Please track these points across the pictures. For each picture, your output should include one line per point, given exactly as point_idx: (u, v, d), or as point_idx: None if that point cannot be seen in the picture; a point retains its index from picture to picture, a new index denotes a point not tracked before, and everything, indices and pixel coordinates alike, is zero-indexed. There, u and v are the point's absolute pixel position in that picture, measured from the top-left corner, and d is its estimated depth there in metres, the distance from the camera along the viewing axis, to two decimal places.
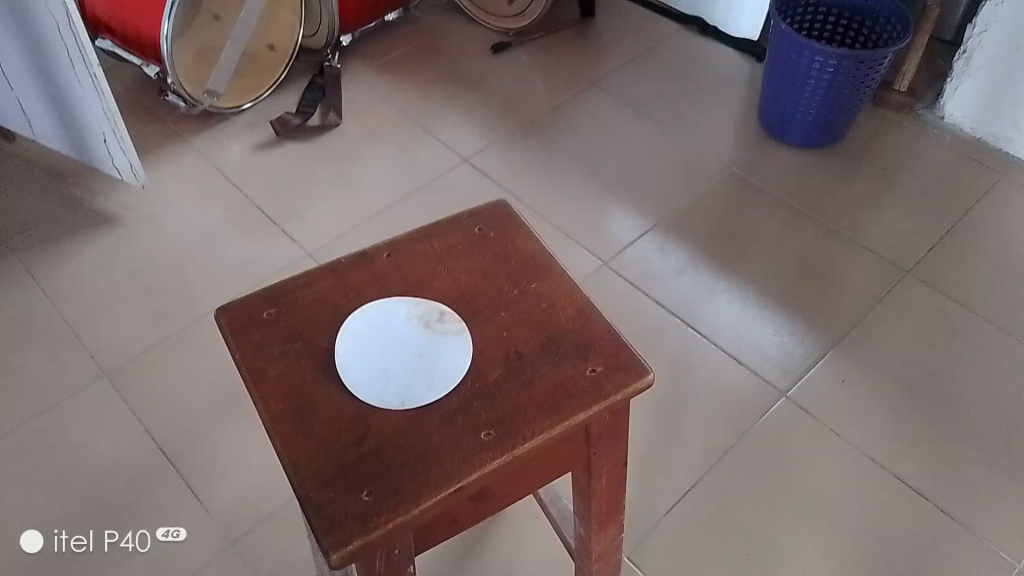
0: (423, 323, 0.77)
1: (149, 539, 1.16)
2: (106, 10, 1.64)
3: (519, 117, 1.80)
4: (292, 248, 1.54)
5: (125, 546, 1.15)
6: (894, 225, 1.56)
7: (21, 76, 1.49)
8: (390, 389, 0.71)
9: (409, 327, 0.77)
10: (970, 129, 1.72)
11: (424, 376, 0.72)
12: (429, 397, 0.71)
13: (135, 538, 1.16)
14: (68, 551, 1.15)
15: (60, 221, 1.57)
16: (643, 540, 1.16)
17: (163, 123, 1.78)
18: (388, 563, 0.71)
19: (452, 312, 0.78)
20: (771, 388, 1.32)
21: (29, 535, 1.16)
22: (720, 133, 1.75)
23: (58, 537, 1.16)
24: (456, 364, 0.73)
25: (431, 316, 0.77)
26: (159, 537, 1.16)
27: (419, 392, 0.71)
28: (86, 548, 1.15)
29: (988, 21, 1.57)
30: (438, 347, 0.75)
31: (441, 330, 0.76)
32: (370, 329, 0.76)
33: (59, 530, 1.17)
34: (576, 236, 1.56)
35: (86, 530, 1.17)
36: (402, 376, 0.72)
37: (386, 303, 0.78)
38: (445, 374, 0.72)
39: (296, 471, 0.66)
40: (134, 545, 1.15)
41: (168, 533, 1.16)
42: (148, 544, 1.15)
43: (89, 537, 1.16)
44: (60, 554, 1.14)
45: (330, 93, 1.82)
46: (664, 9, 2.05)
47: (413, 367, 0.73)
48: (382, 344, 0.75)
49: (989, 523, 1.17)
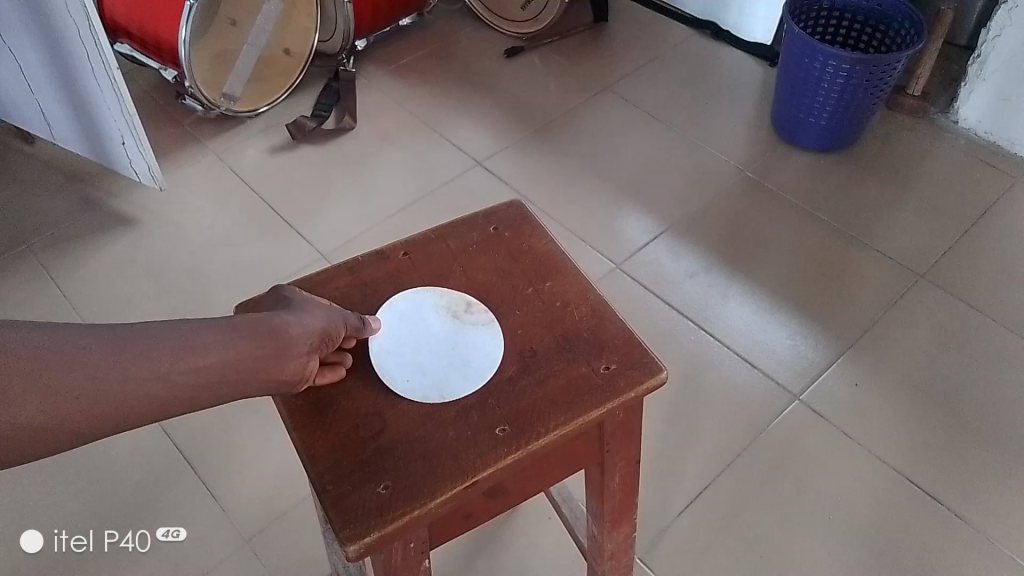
0: (451, 313, 0.78)
1: (150, 539, 1.17)
2: (124, 15, 1.66)
3: (532, 121, 1.81)
4: (308, 249, 1.55)
5: (125, 546, 1.16)
6: (909, 229, 1.56)
7: (41, 79, 1.51)
8: (426, 383, 0.72)
9: (437, 319, 0.78)
10: (984, 133, 1.71)
11: (460, 368, 0.73)
12: (468, 389, 0.72)
13: (135, 538, 1.17)
14: (68, 551, 1.15)
15: (79, 222, 1.60)
16: (656, 542, 1.16)
17: (181, 126, 1.80)
18: (403, 557, 0.72)
19: (478, 302, 0.79)
20: (784, 392, 1.32)
21: (29, 536, 1.17)
22: (732, 136, 1.76)
23: (58, 538, 1.17)
24: (489, 353, 0.74)
25: (458, 306, 0.78)
26: (159, 537, 1.17)
27: (456, 385, 0.72)
28: (87, 549, 1.15)
29: (1003, 25, 1.57)
30: (471, 338, 0.76)
31: (472, 319, 0.77)
32: (398, 324, 0.77)
33: (59, 530, 1.17)
34: (589, 239, 1.56)
35: (86, 530, 1.17)
36: (438, 370, 0.73)
37: (413, 296, 0.79)
38: (482, 366, 0.73)
39: (313, 464, 0.67)
40: (134, 546, 1.16)
41: (168, 533, 1.17)
42: (148, 544, 1.16)
43: (89, 538, 1.17)
44: (60, 554, 1.15)
45: (345, 97, 1.84)
46: (676, 14, 2.06)
47: (447, 360, 0.74)
48: (413, 338, 0.76)
49: (1005, 528, 1.16)
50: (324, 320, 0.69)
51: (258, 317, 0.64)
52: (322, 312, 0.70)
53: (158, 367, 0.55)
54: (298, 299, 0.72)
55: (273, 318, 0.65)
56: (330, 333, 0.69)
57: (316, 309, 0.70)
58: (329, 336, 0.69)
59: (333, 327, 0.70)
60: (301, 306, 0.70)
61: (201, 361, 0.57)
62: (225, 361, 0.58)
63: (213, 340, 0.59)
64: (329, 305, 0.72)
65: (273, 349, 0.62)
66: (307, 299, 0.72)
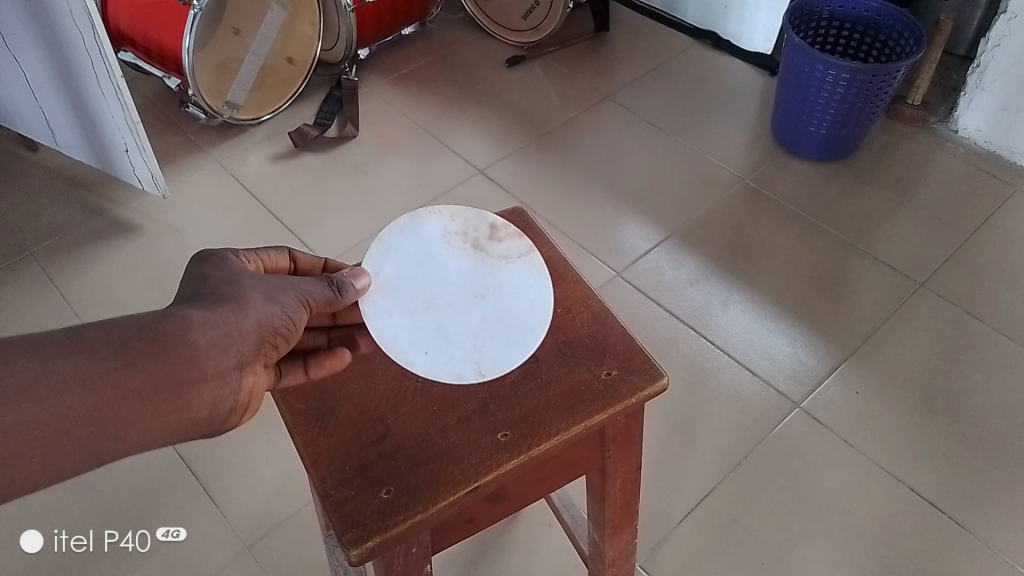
0: (469, 262, 0.77)
1: (149, 539, 1.17)
2: (128, 24, 1.68)
3: (533, 129, 1.82)
4: (310, 257, 1.55)
5: (125, 546, 1.16)
6: (909, 238, 1.56)
7: (46, 88, 1.52)
8: (461, 355, 0.73)
9: (454, 270, 0.76)
10: (984, 143, 1.72)
11: (495, 334, 0.74)
12: (517, 356, 0.74)
13: (135, 538, 1.17)
14: (68, 551, 1.16)
15: (82, 229, 1.60)
16: (657, 550, 1.16)
17: (184, 134, 1.81)
18: (406, 562, 0.72)
19: (494, 247, 0.78)
20: (785, 400, 1.32)
21: (28, 535, 1.17)
22: (733, 144, 1.76)
23: (58, 537, 1.17)
24: (523, 314, 0.76)
25: (475, 250, 0.78)
26: (159, 537, 1.18)
27: (499, 348, 0.74)
28: (86, 548, 1.16)
29: (1002, 35, 1.57)
30: (503, 284, 0.77)
31: (499, 260, 0.78)
32: (416, 270, 0.76)
33: (58, 530, 1.18)
34: (589, 246, 1.57)
35: (86, 530, 1.18)
36: (470, 336, 0.73)
37: (421, 245, 0.77)
38: (523, 322, 0.75)
39: (316, 469, 0.67)
40: (133, 545, 1.16)
41: (168, 533, 1.18)
42: (148, 544, 1.17)
43: (89, 537, 1.17)
44: (59, 554, 1.16)
45: (347, 106, 1.85)
46: (677, 23, 2.07)
47: (478, 322, 0.74)
48: (433, 288, 0.75)
49: (1006, 536, 1.16)
50: (258, 317, 0.64)
51: (176, 327, 0.59)
52: (261, 303, 0.65)
53: (20, 410, 0.52)
54: (234, 281, 0.66)
55: (197, 325, 0.60)
56: (269, 329, 0.65)
57: (253, 303, 0.65)
58: (269, 335, 0.65)
59: (275, 321, 0.65)
60: (238, 296, 0.65)
61: (81, 403, 0.54)
62: (111, 400, 0.55)
63: (97, 373, 0.55)
64: (270, 292, 0.66)
65: (186, 372, 0.59)
66: (244, 280, 0.67)
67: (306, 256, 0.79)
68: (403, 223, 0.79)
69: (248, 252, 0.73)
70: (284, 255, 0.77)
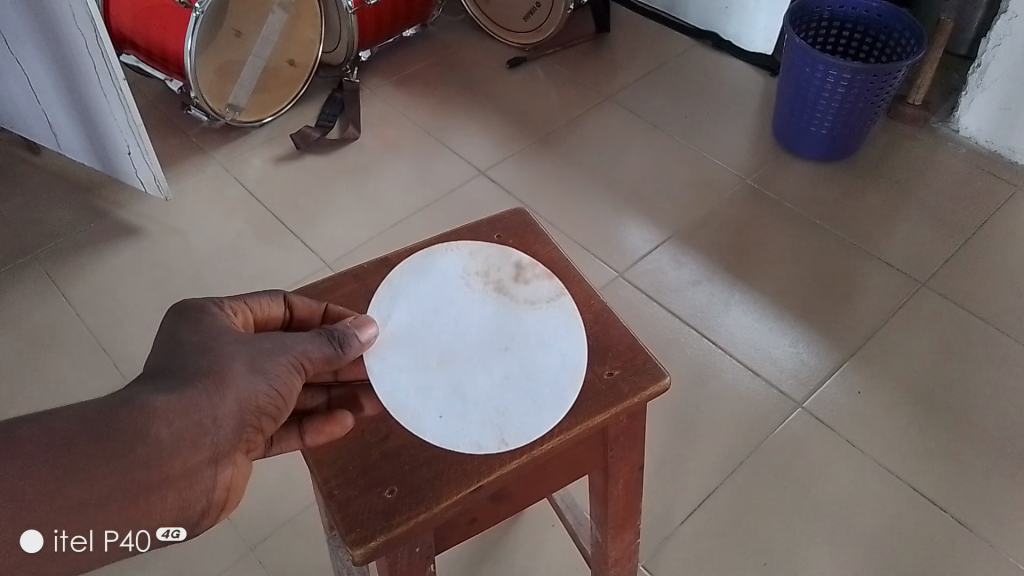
0: (492, 313, 0.77)
1: None
2: (131, 26, 1.68)
3: (535, 130, 1.82)
4: (312, 258, 1.56)
5: None
6: (911, 237, 1.56)
7: (48, 91, 1.53)
8: (483, 416, 0.70)
9: (476, 323, 0.76)
10: (986, 143, 1.72)
11: (522, 394, 0.71)
12: (546, 421, 0.70)
13: None
14: None
15: (84, 231, 1.61)
16: (658, 549, 1.17)
17: (186, 136, 1.81)
18: (409, 561, 0.72)
19: (517, 299, 0.78)
20: (786, 399, 1.33)
21: None
22: (734, 145, 1.77)
23: None
24: (553, 372, 0.73)
25: (498, 301, 0.78)
26: None
27: (527, 410, 0.70)
28: None
29: (1003, 35, 1.58)
30: (529, 332, 0.76)
31: (524, 308, 0.78)
32: (433, 322, 0.76)
33: None
34: (590, 247, 1.57)
35: None
36: (493, 396, 0.71)
37: (441, 296, 0.78)
38: (554, 378, 0.73)
39: (319, 469, 0.68)
40: None
41: None
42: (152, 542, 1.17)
43: None
44: None
45: (349, 108, 1.85)
46: (677, 24, 2.08)
47: (502, 380, 0.72)
48: (452, 342, 0.74)
49: (1007, 535, 1.16)
50: (237, 398, 0.61)
51: (141, 421, 0.56)
52: (243, 378, 0.61)
53: None
54: (217, 348, 0.62)
55: (166, 416, 0.57)
56: (251, 409, 0.61)
57: (233, 379, 0.61)
58: (250, 417, 0.61)
59: (259, 398, 0.62)
60: (217, 371, 0.61)
61: (34, 511, 0.53)
62: (66, 505, 0.54)
63: (50, 476, 0.53)
64: (254, 364, 0.62)
65: (150, 471, 0.56)
66: (229, 346, 0.63)
67: (302, 300, 0.74)
68: (418, 263, 0.82)
69: (233, 300, 0.69)
70: (278, 301, 0.73)
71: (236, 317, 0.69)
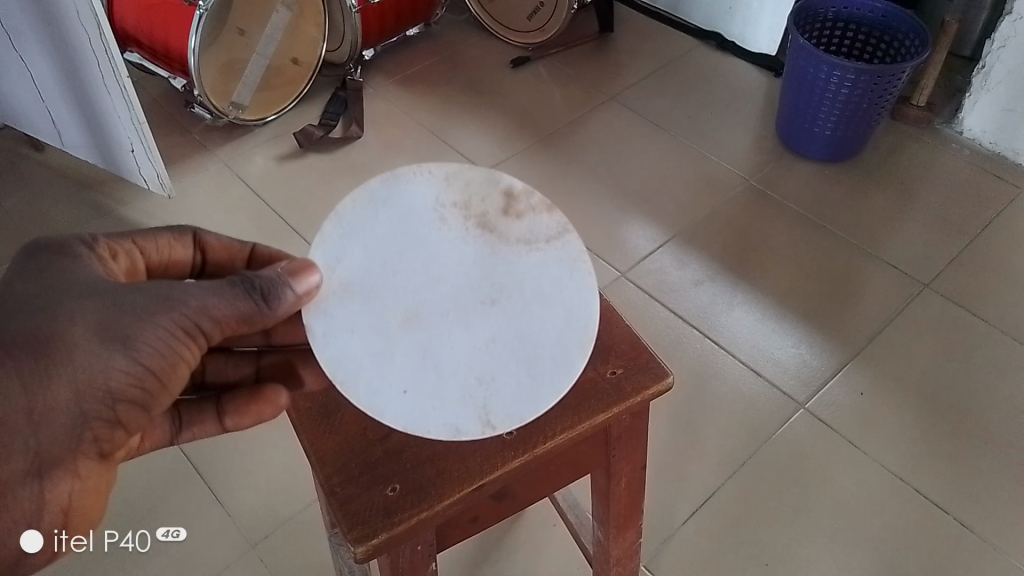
0: (473, 258, 0.67)
1: (150, 539, 1.17)
2: (135, 24, 1.69)
3: (538, 130, 1.82)
4: None
5: (125, 546, 1.16)
6: (915, 239, 1.56)
7: (53, 88, 1.53)
8: (462, 391, 0.62)
9: (452, 269, 0.66)
10: (990, 144, 1.72)
11: (511, 362, 0.63)
12: (544, 396, 0.63)
13: (135, 538, 1.17)
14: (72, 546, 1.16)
15: (87, 228, 1.61)
16: (661, 549, 1.17)
17: (189, 133, 1.82)
18: (412, 560, 0.72)
19: (503, 236, 0.68)
20: (789, 401, 1.32)
21: None
22: (737, 145, 1.77)
23: None
24: (554, 332, 0.64)
25: (479, 240, 0.67)
26: (159, 537, 1.17)
27: (519, 384, 0.63)
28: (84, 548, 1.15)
29: (1007, 36, 1.57)
30: (520, 281, 0.66)
31: (513, 250, 0.67)
32: (398, 267, 0.66)
33: None
34: (593, 247, 1.57)
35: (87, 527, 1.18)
36: (474, 364, 0.63)
37: (407, 232, 0.67)
38: (552, 341, 0.64)
39: (321, 467, 0.68)
40: (134, 545, 1.16)
41: (168, 533, 1.18)
42: (148, 544, 1.17)
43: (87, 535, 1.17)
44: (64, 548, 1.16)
45: (352, 107, 1.85)
46: (681, 24, 2.07)
47: (485, 344, 0.64)
48: (421, 293, 0.65)
49: (1011, 538, 1.16)
50: (75, 383, 0.59)
51: None
52: (88, 357, 0.59)
53: None
54: (66, 308, 0.60)
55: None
56: (96, 390, 0.60)
57: (73, 360, 0.59)
58: (92, 406, 0.60)
59: (108, 381, 0.60)
60: (55, 350, 0.59)
61: None
62: None
63: None
64: (107, 335, 0.60)
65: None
66: (82, 309, 0.60)
67: (218, 240, 0.75)
68: (378, 192, 0.69)
69: (112, 239, 0.68)
70: (185, 241, 0.73)
71: (116, 260, 0.67)
